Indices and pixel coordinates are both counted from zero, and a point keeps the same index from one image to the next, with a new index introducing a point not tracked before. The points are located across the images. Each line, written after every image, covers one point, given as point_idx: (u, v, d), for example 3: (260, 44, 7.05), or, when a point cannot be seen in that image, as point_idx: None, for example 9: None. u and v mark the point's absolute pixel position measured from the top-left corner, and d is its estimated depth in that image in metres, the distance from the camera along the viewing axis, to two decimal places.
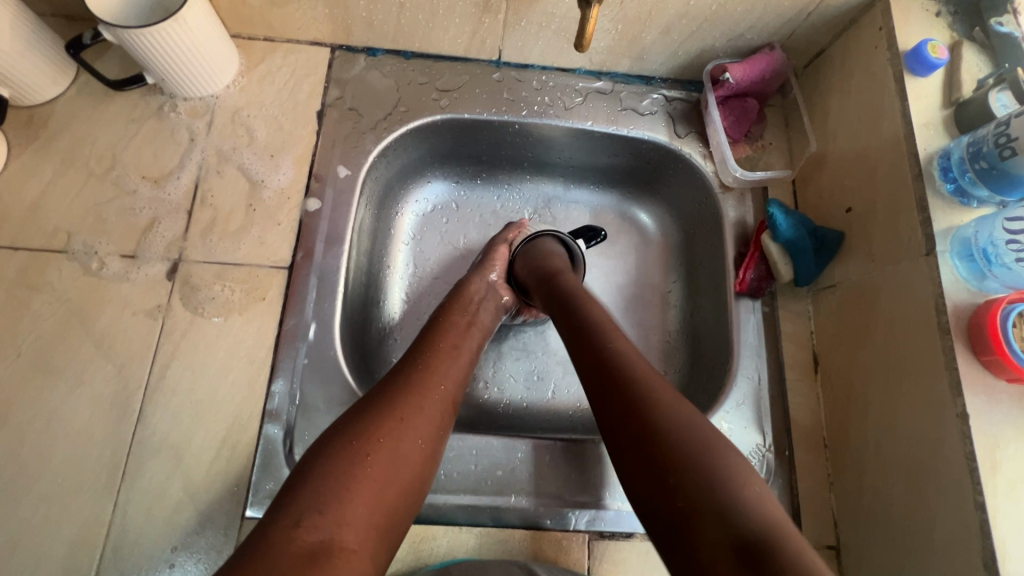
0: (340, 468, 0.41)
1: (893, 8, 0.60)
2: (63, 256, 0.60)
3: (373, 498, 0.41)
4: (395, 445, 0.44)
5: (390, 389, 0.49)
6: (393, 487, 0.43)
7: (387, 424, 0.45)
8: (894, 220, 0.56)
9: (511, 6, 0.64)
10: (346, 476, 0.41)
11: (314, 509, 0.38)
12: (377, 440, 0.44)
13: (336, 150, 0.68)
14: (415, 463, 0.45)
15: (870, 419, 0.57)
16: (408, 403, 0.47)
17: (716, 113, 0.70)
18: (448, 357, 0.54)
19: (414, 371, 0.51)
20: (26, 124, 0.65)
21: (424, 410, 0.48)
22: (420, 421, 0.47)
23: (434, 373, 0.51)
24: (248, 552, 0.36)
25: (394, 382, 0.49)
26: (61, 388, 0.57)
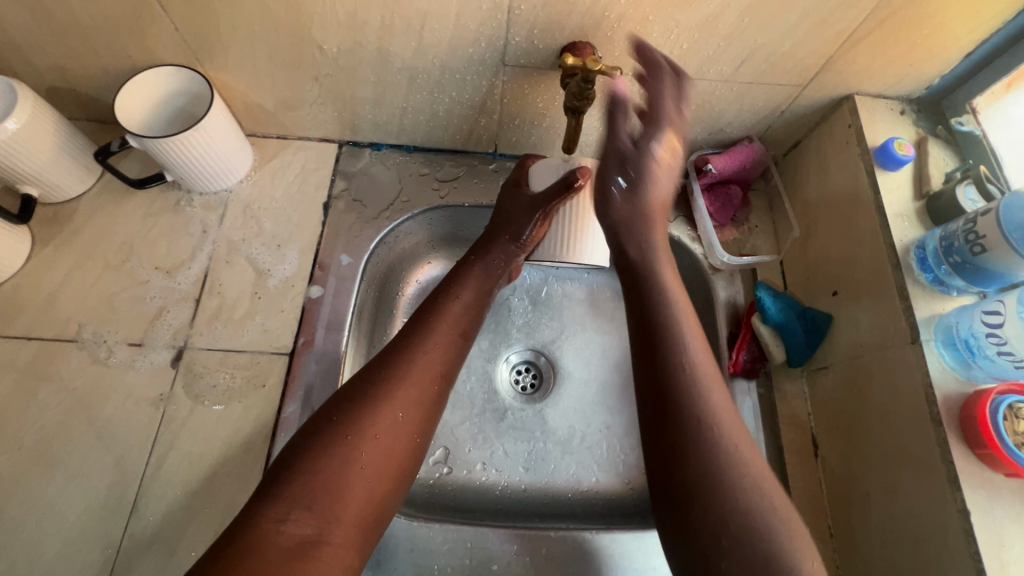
0: (326, 470, 0.45)
1: (859, 108, 0.65)
2: (73, 345, 0.63)
3: (360, 494, 0.46)
4: (377, 444, 0.47)
5: (375, 387, 0.50)
6: (383, 484, 0.47)
7: (380, 410, 0.49)
8: (878, 307, 0.58)
9: (504, 108, 0.69)
10: (333, 475, 0.45)
11: (302, 506, 0.43)
12: (362, 434, 0.47)
13: (339, 239, 0.71)
14: (398, 454, 0.49)
15: (873, 511, 0.56)
16: (391, 400, 0.49)
17: (701, 200, 0.73)
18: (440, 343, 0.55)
19: (401, 363, 0.52)
20: (51, 220, 0.69)
21: (419, 394, 0.51)
22: (403, 417, 0.50)
23: (422, 360, 0.53)
24: (236, 546, 0.40)
25: (389, 360, 0.52)
26: (59, 479, 0.57)
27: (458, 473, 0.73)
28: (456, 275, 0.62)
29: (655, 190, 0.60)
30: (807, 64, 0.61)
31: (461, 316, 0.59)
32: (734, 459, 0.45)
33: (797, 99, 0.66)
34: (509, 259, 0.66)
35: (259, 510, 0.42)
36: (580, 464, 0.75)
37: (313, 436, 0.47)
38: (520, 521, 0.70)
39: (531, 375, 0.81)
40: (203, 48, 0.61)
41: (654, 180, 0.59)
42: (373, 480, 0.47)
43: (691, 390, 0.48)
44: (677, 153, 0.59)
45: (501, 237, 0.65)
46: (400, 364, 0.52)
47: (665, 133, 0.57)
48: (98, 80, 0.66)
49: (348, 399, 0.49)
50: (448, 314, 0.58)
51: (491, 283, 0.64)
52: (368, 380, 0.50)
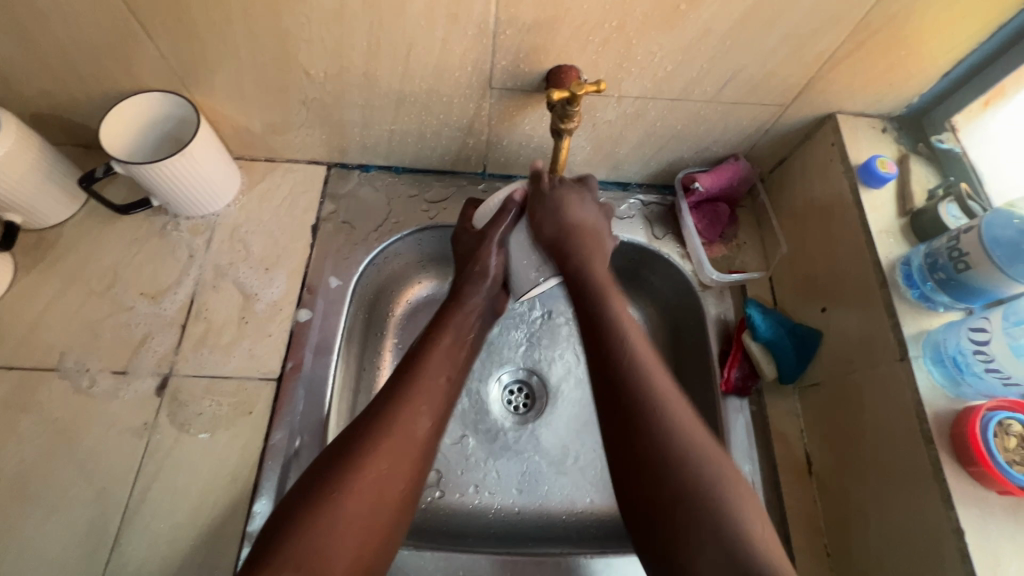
0: (313, 530, 0.44)
1: (842, 126, 0.66)
2: (55, 374, 0.62)
3: (349, 551, 0.45)
4: (361, 498, 0.46)
5: (357, 439, 0.49)
6: (373, 539, 0.46)
7: (361, 466, 0.48)
8: (867, 323, 0.58)
9: (492, 129, 0.69)
10: (320, 536, 0.44)
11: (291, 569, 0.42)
12: (346, 490, 0.46)
13: (328, 262, 0.71)
14: (385, 505, 0.47)
15: (869, 530, 0.56)
16: (375, 454, 0.48)
17: (689, 218, 0.74)
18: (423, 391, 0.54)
19: (384, 413, 0.51)
20: (34, 247, 0.68)
21: (405, 445, 0.50)
22: (387, 470, 0.48)
23: (404, 412, 0.52)
24: None
25: (372, 413, 0.51)
26: (38, 513, 0.56)
27: (451, 497, 0.72)
28: (436, 319, 0.61)
29: (581, 221, 0.61)
30: (788, 84, 0.62)
31: (444, 361, 0.57)
32: (710, 473, 0.45)
33: (780, 118, 0.67)
34: (487, 295, 0.64)
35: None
36: (575, 485, 0.74)
37: (300, 502, 0.46)
38: (514, 546, 0.69)
39: (523, 394, 0.80)
40: (189, 73, 0.61)
41: (570, 223, 0.61)
42: (361, 535, 0.46)
43: (658, 413, 0.48)
44: (591, 196, 0.64)
45: (471, 280, 0.63)
46: (384, 415, 0.51)
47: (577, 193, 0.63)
48: (83, 106, 0.66)
49: (331, 455, 0.49)
50: (431, 359, 0.57)
51: (469, 328, 0.62)
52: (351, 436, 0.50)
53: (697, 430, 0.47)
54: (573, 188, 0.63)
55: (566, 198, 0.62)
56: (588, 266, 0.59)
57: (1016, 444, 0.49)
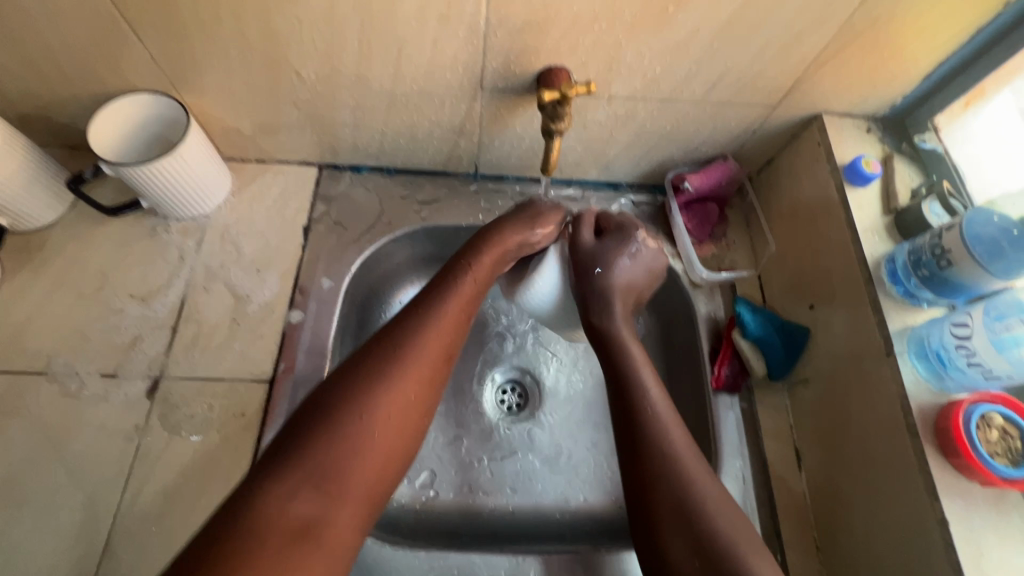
0: (324, 455, 0.44)
1: (828, 126, 0.67)
2: (43, 378, 0.61)
3: (360, 477, 0.45)
4: (370, 425, 0.46)
5: (371, 367, 0.49)
6: (382, 461, 0.46)
7: (376, 391, 0.47)
8: (854, 320, 0.59)
9: (484, 130, 0.69)
10: (331, 458, 0.44)
11: (303, 492, 0.42)
12: (357, 413, 0.46)
13: (320, 263, 0.71)
14: (395, 444, 0.47)
15: (856, 523, 0.57)
16: (390, 388, 0.48)
17: (679, 218, 0.75)
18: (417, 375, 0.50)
19: (402, 343, 0.51)
20: (21, 250, 0.67)
21: (417, 385, 0.50)
22: (398, 413, 0.48)
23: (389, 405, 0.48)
24: (231, 529, 0.39)
25: (386, 341, 0.51)
26: (27, 518, 0.55)
27: (444, 497, 0.72)
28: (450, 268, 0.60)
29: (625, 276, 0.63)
30: (775, 85, 0.63)
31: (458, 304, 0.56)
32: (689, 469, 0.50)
33: (768, 118, 0.68)
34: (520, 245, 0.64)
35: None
36: (568, 483, 0.74)
37: (309, 422, 0.45)
38: (508, 545, 0.69)
39: (516, 394, 0.80)
40: (179, 74, 0.61)
41: (616, 278, 0.62)
42: (370, 465, 0.46)
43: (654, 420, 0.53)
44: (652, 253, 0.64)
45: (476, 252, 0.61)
46: (404, 348, 0.50)
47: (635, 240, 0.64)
48: (71, 107, 0.65)
49: (347, 380, 0.48)
50: (448, 304, 0.55)
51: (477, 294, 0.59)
52: (326, 422, 0.45)
53: (676, 431, 0.52)
54: (624, 245, 0.63)
55: (614, 253, 0.63)
56: (615, 318, 0.60)
57: (998, 436, 0.50)
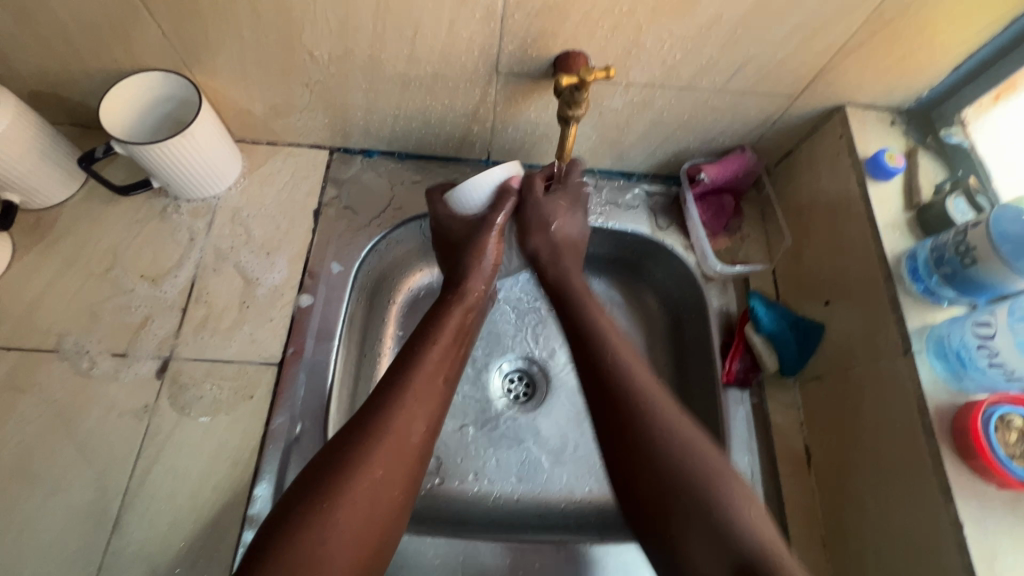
0: (301, 548, 0.43)
1: (850, 118, 0.65)
2: (54, 356, 0.61)
3: (346, 558, 0.44)
4: (356, 508, 0.46)
5: (350, 447, 0.49)
6: (367, 537, 0.46)
7: (356, 476, 0.47)
8: (871, 316, 0.58)
9: (497, 115, 0.68)
10: (311, 552, 0.43)
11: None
12: (339, 500, 0.46)
13: (330, 247, 0.70)
14: (379, 513, 0.47)
15: (866, 521, 0.56)
16: (369, 461, 0.48)
17: (694, 209, 0.73)
18: (402, 427, 0.51)
19: (379, 417, 0.51)
20: (32, 228, 0.67)
21: (402, 447, 0.50)
22: (382, 478, 0.48)
23: (373, 467, 0.48)
24: None
25: (365, 417, 0.51)
26: (39, 493, 0.56)
27: (449, 484, 0.72)
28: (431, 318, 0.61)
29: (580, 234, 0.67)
30: (798, 75, 0.61)
31: (439, 365, 0.57)
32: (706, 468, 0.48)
33: (789, 109, 0.67)
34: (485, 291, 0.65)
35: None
36: (574, 474, 0.74)
37: (290, 510, 0.45)
38: (514, 533, 0.69)
39: (523, 383, 0.80)
40: (191, 53, 0.60)
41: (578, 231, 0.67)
42: (356, 545, 0.45)
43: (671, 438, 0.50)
44: (600, 206, 0.69)
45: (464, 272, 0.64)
46: (380, 421, 0.51)
47: (564, 208, 0.66)
48: (82, 84, 0.65)
49: (321, 469, 0.48)
50: (425, 364, 0.56)
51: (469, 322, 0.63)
52: (309, 514, 0.45)
53: (692, 429, 0.51)
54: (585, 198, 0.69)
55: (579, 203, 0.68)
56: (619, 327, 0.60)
57: (1017, 438, 0.49)
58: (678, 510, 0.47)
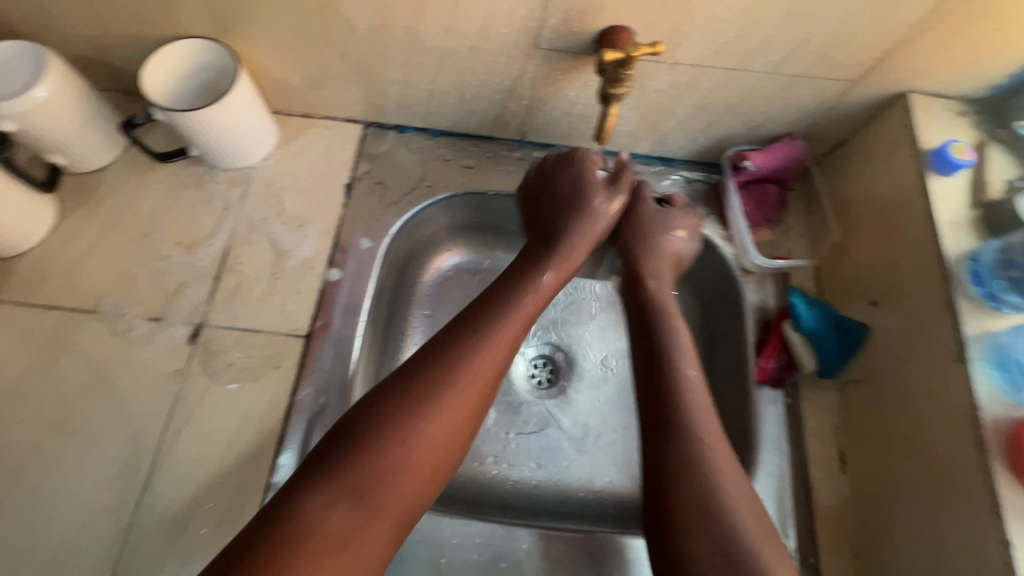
0: (372, 467, 0.45)
1: (914, 107, 0.61)
2: (93, 317, 0.63)
3: (408, 486, 0.46)
4: (426, 441, 0.48)
5: (428, 379, 0.50)
6: (427, 472, 0.48)
7: (430, 405, 0.49)
8: (924, 319, 0.55)
9: (535, 93, 0.66)
10: (379, 472, 0.45)
11: (351, 494, 0.44)
12: (412, 430, 0.47)
13: (360, 223, 0.70)
14: (442, 450, 0.49)
15: (903, 534, 0.54)
16: (446, 396, 0.50)
17: (736, 198, 0.70)
18: (483, 368, 0.52)
19: (458, 357, 0.52)
20: (76, 191, 0.69)
21: (474, 384, 0.51)
22: (453, 419, 0.50)
23: (448, 406, 0.50)
24: (278, 523, 0.41)
25: (447, 350, 0.52)
26: (77, 447, 0.58)
27: (468, 465, 0.72)
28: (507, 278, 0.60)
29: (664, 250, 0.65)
30: (859, 58, 0.57)
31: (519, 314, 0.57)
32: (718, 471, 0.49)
33: (846, 95, 0.63)
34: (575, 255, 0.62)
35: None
36: (595, 463, 0.73)
37: (363, 427, 0.47)
38: (532, 518, 0.69)
39: (547, 369, 0.79)
40: (230, 20, 0.60)
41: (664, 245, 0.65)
42: (418, 475, 0.47)
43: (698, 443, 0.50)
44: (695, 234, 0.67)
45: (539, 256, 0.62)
46: (460, 361, 0.52)
47: (684, 221, 0.66)
48: (125, 50, 0.65)
49: (399, 391, 0.49)
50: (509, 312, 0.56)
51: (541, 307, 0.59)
52: (382, 433, 0.47)
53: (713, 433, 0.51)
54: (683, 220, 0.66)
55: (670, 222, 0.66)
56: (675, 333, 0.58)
57: None
58: (684, 508, 0.47)
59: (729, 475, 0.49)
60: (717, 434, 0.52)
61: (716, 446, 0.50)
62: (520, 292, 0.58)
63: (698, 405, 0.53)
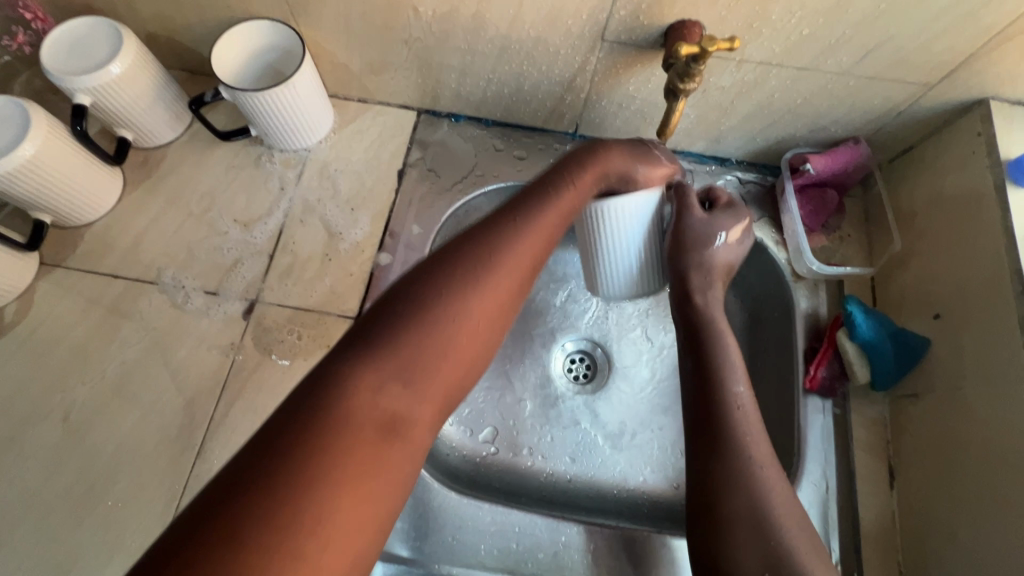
0: (415, 344, 0.41)
1: (993, 114, 0.58)
2: (154, 287, 0.65)
3: (456, 358, 0.42)
4: (471, 313, 0.44)
5: (471, 251, 0.46)
6: (476, 343, 0.44)
7: (478, 277, 0.45)
8: (993, 335, 0.54)
9: (594, 86, 0.66)
10: (425, 347, 0.41)
11: (393, 372, 0.39)
12: (459, 300, 0.43)
13: (411, 209, 0.70)
14: (490, 321, 0.45)
15: (955, 555, 0.52)
16: (494, 268, 0.46)
17: (793, 201, 0.68)
18: (528, 250, 0.48)
19: (500, 235, 0.48)
20: (141, 165, 0.71)
21: (519, 255, 0.48)
22: (500, 294, 0.46)
23: (493, 282, 0.45)
24: (314, 409, 0.36)
25: (486, 227, 0.48)
26: (136, 412, 0.60)
27: (504, 455, 0.72)
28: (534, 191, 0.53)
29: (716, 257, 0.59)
30: (939, 61, 0.55)
31: (557, 213, 0.52)
32: (769, 493, 0.48)
33: (920, 99, 0.60)
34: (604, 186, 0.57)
35: (242, 527, 0.30)
36: (630, 461, 0.73)
37: (399, 306, 0.42)
38: (566, 511, 0.69)
39: (585, 365, 0.79)
40: (299, 3, 0.61)
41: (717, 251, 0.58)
42: (464, 349, 0.43)
43: (747, 459, 0.49)
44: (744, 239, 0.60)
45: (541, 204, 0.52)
46: (499, 241, 0.47)
47: (728, 225, 0.59)
48: (195, 30, 0.67)
49: (434, 270, 0.45)
50: (552, 200, 0.52)
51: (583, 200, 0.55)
52: (421, 307, 0.42)
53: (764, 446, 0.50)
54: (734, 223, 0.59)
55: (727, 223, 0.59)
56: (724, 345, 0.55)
57: None
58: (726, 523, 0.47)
59: (775, 490, 0.48)
60: (766, 451, 0.50)
61: (764, 466, 0.49)
62: (559, 186, 0.54)
63: (747, 421, 0.51)
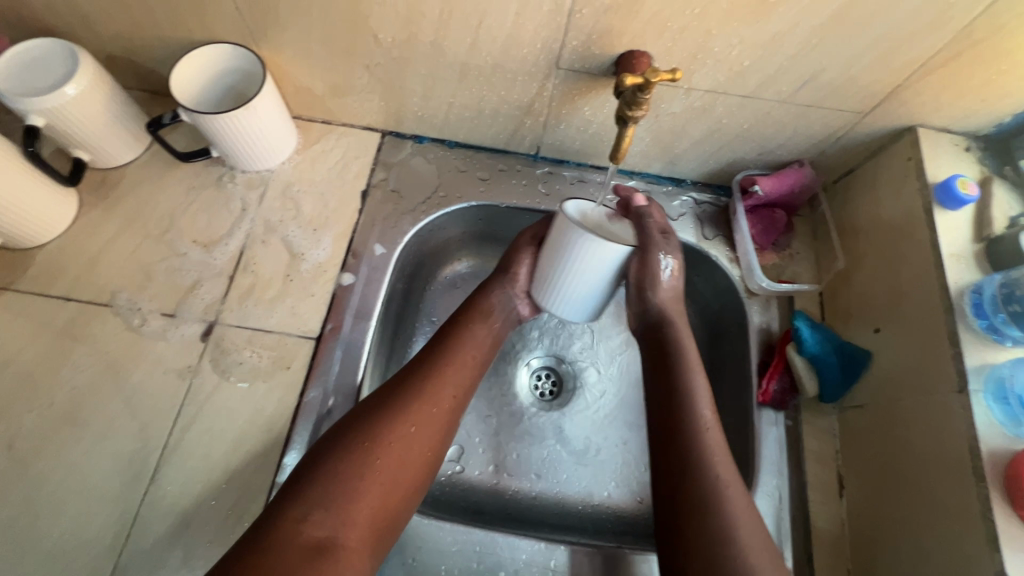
0: (346, 472, 0.48)
1: (922, 140, 0.62)
2: (108, 310, 0.64)
3: (375, 502, 0.48)
4: (393, 451, 0.51)
5: (385, 408, 0.53)
6: (398, 491, 0.50)
7: (395, 421, 0.52)
8: (926, 347, 0.57)
9: (551, 111, 0.68)
10: (351, 478, 0.48)
11: (321, 508, 0.46)
12: (379, 441, 0.50)
13: (375, 229, 0.71)
14: (406, 474, 0.51)
15: (898, 560, 0.55)
16: (407, 415, 0.53)
17: (745, 221, 0.71)
18: (449, 368, 0.58)
19: (415, 381, 0.56)
20: (98, 186, 0.70)
21: (433, 421, 0.54)
22: (417, 430, 0.53)
23: (417, 407, 0.54)
24: (255, 555, 0.42)
25: (405, 379, 0.56)
26: (85, 438, 0.59)
27: (470, 473, 0.72)
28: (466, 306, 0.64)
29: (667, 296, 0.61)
30: (870, 91, 0.59)
31: (474, 340, 0.61)
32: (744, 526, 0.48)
33: (855, 127, 0.64)
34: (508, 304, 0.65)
35: None
36: (595, 477, 0.74)
37: (336, 438, 0.51)
38: (531, 528, 0.70)
39: (550, 381, 0.80)
40: (260, 29, 0.61)
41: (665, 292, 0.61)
42: (388, 485, 0.50)
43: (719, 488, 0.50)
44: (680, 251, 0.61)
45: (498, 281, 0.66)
46: (419, 380, 0.56)
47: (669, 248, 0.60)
48: (155, 51, 0.67)
49: (357, 422, 0.52)
50: (465, 340, 0.61)
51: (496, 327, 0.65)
52: (337, 464, 0.48)
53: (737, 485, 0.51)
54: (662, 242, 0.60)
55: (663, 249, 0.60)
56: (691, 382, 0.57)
57: None
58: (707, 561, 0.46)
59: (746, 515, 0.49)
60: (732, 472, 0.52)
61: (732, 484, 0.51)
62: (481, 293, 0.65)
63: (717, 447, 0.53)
